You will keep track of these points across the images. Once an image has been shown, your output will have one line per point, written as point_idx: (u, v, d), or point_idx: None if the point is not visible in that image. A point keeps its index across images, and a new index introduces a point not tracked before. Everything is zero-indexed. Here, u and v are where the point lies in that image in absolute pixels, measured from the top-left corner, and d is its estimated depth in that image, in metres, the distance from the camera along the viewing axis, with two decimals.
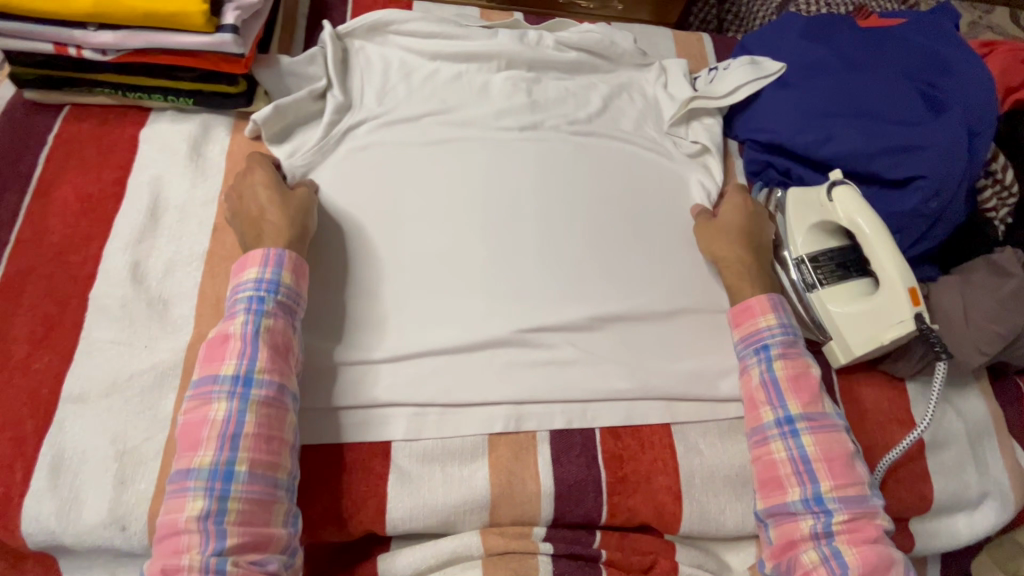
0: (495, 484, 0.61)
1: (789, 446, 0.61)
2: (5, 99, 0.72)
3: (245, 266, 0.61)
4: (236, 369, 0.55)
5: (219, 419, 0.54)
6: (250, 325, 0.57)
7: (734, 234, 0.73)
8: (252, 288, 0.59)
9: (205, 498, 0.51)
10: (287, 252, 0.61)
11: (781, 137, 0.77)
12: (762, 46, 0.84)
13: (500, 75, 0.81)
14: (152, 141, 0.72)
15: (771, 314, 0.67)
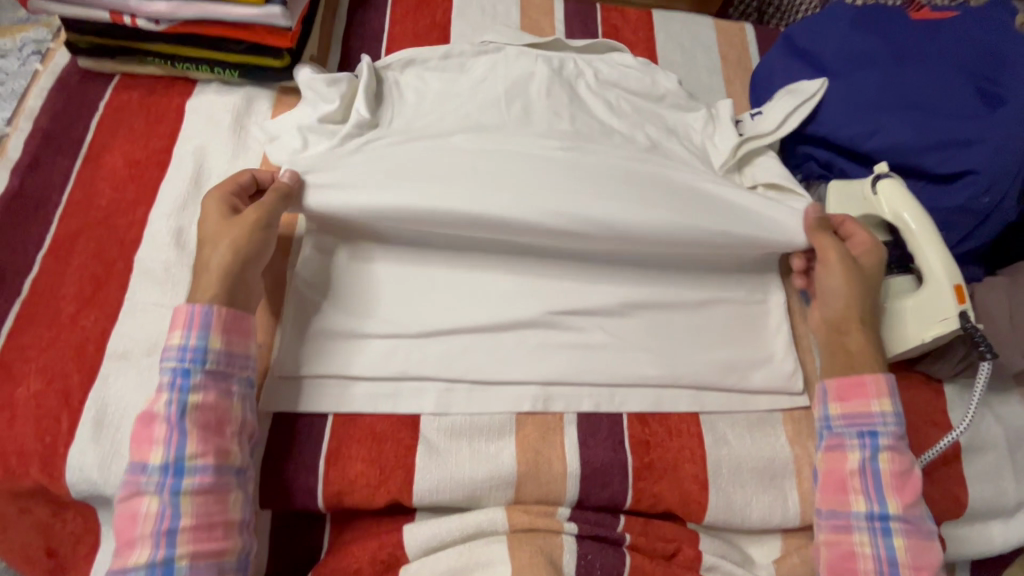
0: (522, 462, 0.61)
1: (878, 544, 0.58)
2: (60, 66, 0.75)
3: (179, 320, 0.55)
4: (163, 459, 0.52)
5: (152, 513, 0.51)
6: (174, 406, 0.53)
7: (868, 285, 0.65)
8: (175, 362, 0.54)
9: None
10: (213, 308, 0.55)
11: (825, 130, 0.77)
12: (808, 38, 0.83)
13: (541, 98, 0.75)
14: (199, 112, 0.74)
15: (887, 398, 0.61)
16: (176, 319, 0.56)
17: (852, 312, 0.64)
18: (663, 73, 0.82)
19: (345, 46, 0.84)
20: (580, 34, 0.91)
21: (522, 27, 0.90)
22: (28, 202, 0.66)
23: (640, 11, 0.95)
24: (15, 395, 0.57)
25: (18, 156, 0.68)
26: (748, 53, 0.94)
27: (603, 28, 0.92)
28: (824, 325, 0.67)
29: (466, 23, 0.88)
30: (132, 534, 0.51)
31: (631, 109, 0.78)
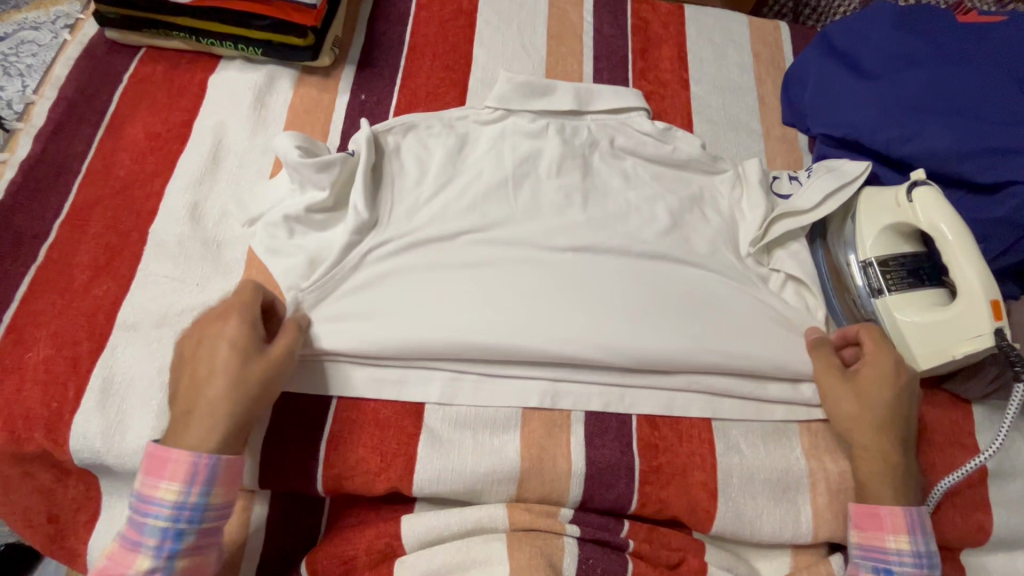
0: (526, 458, 0.60)
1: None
2: (88, 36, 0.75)
3: (166, 465, 0.50)
4: None
5: None
6: (161, 573, 0.49)
7: (882, 412, 0.61)
8: (166, 521, 0.49)
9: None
10: (223, 460, 0.51)
11: (860, 134, 0.74)
12: (847, 38, 0.80)
13: (552, 178, 0.72)
14: (221, 88, 0.74)
15: (904, 537, 0.57)
16: (160, 464, 0.50)
17: (857, 441, 0.61)
18: (683, 135, 0.78)
19: (370, 27, 0.83)
20: (609, 25, 0.89)
21: (549, 16, 0.88)
22: (48, 169, 0.66)
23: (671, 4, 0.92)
24: (24, 360, 0.57)
25: (42, 123, 0.69)
26: (782, 51, 0.91)
27: (632, 20, 0.90)
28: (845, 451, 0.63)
29: (492, 9, 0.86)
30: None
31: (649, 178, 0.76)
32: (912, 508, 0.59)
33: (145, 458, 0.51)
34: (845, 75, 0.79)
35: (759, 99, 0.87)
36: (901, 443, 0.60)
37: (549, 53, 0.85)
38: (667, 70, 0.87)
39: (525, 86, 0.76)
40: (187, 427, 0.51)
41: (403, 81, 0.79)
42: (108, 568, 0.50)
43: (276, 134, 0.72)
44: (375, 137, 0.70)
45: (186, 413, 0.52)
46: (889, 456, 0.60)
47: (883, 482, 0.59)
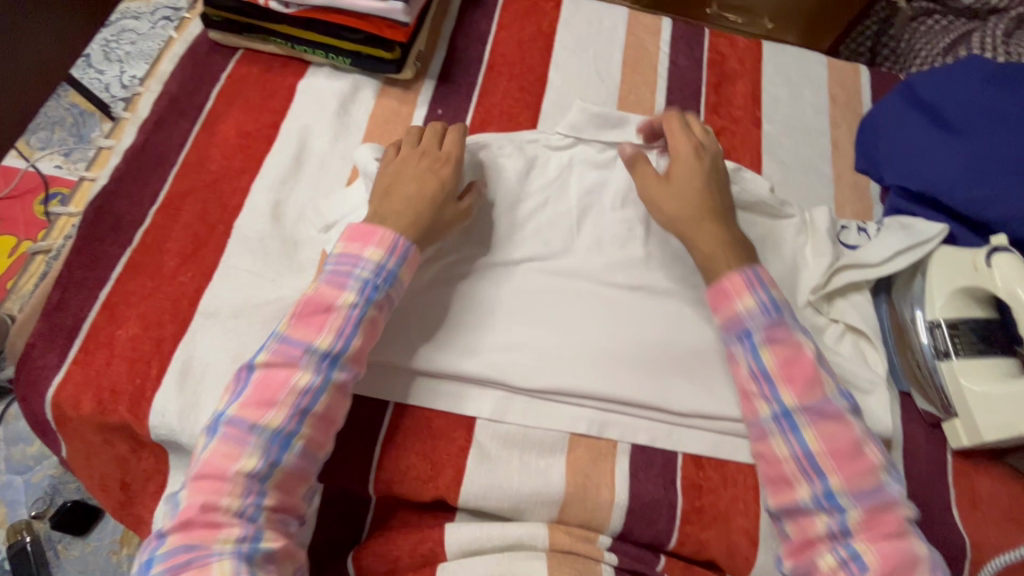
0: (571, 483, 0.61)
1: (793, 443, 0.56)
2: (192, 35, 0.80)
3: (373, 237, 0.59)
4: (330, 346, 0.54)
5: (299, 388, 0.53)
6: (359, 309, 0.56)
7: (704, 204, 0.66)
8: (369, 275, 0.57)
9: (261, 456, 0.51)
10: (413, 248, 0.60)
11: (938, 189, 0.72)
12: (934, 91, 0.78)
13: (615, 210, 0.72)
14: (308, 93, 0.77)
15: (748, 296, 0.60)
16: (365, 234, 0.59)
17: (696, 229, 0.65)
18: (752, 176, 0.78)
19: (451, 42, 0.86)
20: (684, 57, 0.89)
21: (625, 44, 0.89)
22: (148, 159, 0.71)
23: (749, 40, 0.92)
24: (115, 336, 0.61)
25: (146, 115, 0.74)
26: (860, 96, 0.90)
27: (708, 53, 0.90)
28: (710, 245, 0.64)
29: (570, 34, 0.88)
30: (273, 392, 0.53)
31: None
32: (748, 267, 0.62)
33: (348, 232, 0.60)
34: (927, 127, 0.77)
35: (832, 142, 0.86)
36: (725, 220, 0.66)
37: (623, 81, 0.86)
38: (740, 106, 0.86)
39: (601, 116, 0.75)
40: (384, 217, 0.61)
41: (479, 99, 0.81)
42: (315, 297, 0.56)
43: (356, 141, 0.76)
44: None
45: (387, 211, 0.62)
46: (732, 238, 0.65)
47: (720, 251, 0.63)
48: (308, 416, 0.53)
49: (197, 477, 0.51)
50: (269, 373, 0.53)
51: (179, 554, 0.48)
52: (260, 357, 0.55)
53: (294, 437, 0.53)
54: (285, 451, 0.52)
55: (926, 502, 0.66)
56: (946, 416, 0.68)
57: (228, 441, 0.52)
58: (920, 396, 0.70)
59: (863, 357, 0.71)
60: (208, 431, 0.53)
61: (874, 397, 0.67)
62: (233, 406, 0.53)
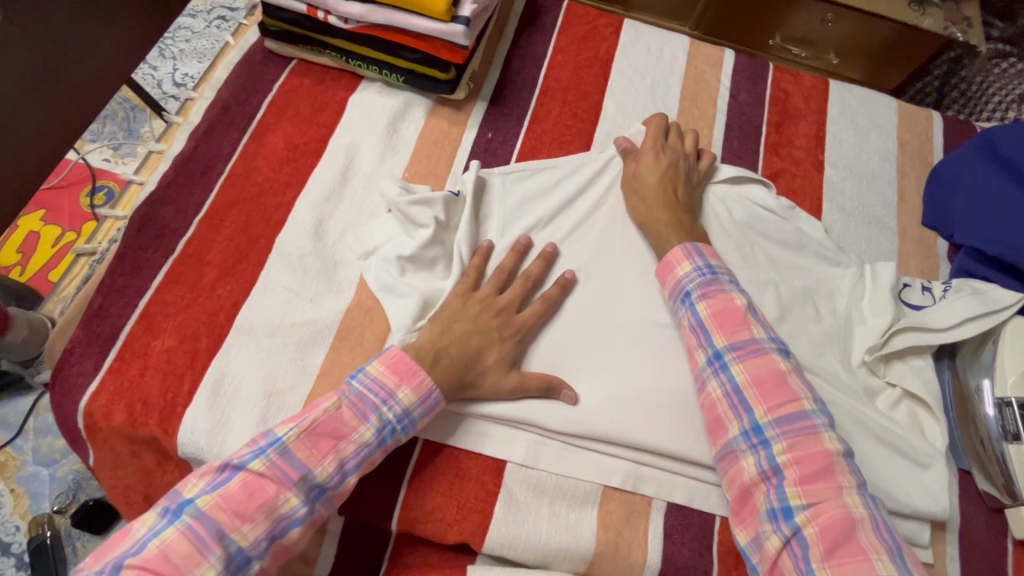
0: (601, 540, 0.58)
1: (723, 382, 0.57)
2: (249, 43, 0.80)
3: (413, 376, 0.56)
4: (325, 481, 0.52)
5: (282, 513, 0.49)
6: (365, 452, 0.54)
7: (668, 193, 0.69)
8: (393, 418, 0.55)
9: (219, 572, 0.46)
10: (441, 403, 0.57)
11: (1015, 255, 0.68)
12: (1013, 144, 0.73)
13: None
14: (359, 108, 0.76)
15: (684, 260, 0.63)
16: (405, 369, 0.56)
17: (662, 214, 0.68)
18: (806, 217, 0.75)
19: (506, 64, 0.84)
20: (746, 92, 0.85)
21: (685, 74, 0.86)
22: (196, 167, 0.71)
23: (815, 78, 0.88)
24: (150, 347, 0.61)
25: (198, 122, 0.74)
26: (931, 145, 0.85)
27: (772, 89, 0.86)
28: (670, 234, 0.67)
29: (629, 61, 0.85)
30: (255, 507, 0.48)
31: (766, 263, 0.71)
32: (690, 241, 0.65)
33: (392, 358, 0.57)
34: (1005, 185, 0.72)
35: (899, 192, 0.81)
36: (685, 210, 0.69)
37: (680, 113, 0.83)
38: (802, 148, 0.82)
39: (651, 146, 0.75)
40: (437, 355, 0.58)
41: (530, 123, 0.79)
42: (334, 420, 0.53)
43: (403, 161, 0.74)
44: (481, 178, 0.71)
45: (445, 349, 0.58)
46: (691, 227, 0.68)
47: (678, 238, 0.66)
48: (275, 543, 0.50)
49: (139, 568, 0.45)
50: (256, 482, 0.49)
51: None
52: (253, 459, 0.50)
53: (255, 559, 0.49)
54: (238, 572, 0.48)
55: None
56: (1011, 502, 0.62)
57: (186, 541, 0.46)
58: (982, 475, 0.65)
59: (920, 427, 0.66)
60: (165, 517, 0.47)
61: (934, 475, 0.62)
62: (206, 501, 0.48)
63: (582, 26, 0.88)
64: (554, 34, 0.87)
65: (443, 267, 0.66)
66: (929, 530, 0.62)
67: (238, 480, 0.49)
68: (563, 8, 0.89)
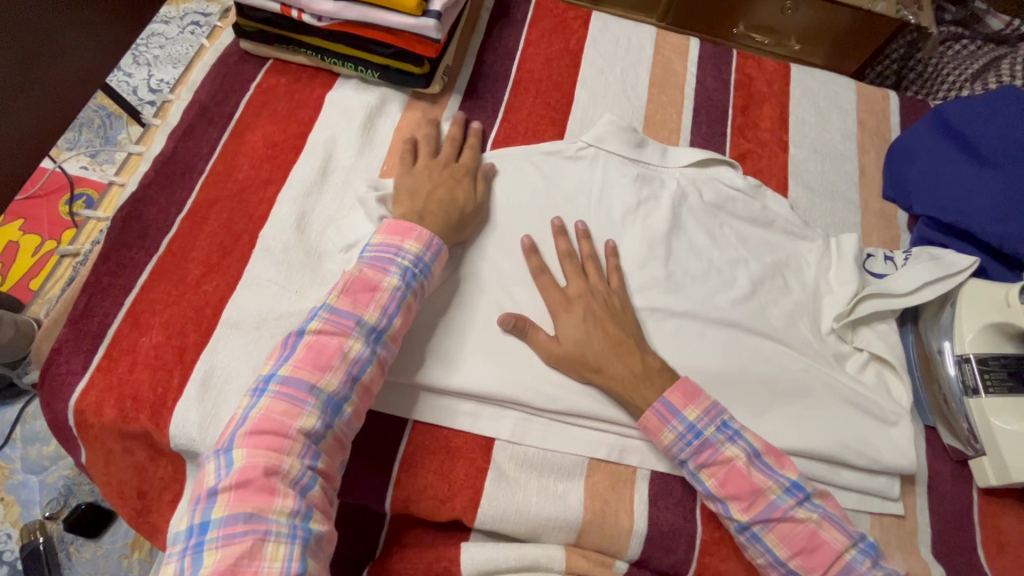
0: (589, 509, 0.60)
1: (762, 552, 0.57)
2: (224, 45, 0.81)
3: (411, 230, 0.63)
4: (377, 323, 0.58)
5: (352, 356, 0.56)
6: (400, 294, 0.59)
7: (595, 330, 0.63)
8: (410, 264, 0.61)
9: (320, 417, 0.53)
10: (445, 248, 0.64)
11: (970, 222, 0.71)
12: (964, 119, 0.77)
13: (638, 231, 0.72)
14: (336, 105, 0.78)
15: (666, 430, 0.59)
16: (403, 227, 0.63)
17: (597, 356, 0.62)
18: (772, 195, 0.78)
19: (478, 58, 0.86)
20: (711, 78, 0.89)
21: (653, 63, 0.89)
22: (176, 167, 0.72)
23: (777, 63, 0.92)
24: (138, 344, 0.62)
25: (176, 123, 0.75)
26: (889, 123, 0.89)
27: (736, 75, 0.89)
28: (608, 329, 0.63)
29: (598, 52, 0.88)
30: (327, 358, 0.55)
31: (736, 240, 0.74)
32: (657, 395, 0.60)
33: (388, 223, 0.63)
34: (956, 157, 0.76)
35: (860, 169, 0.85)
36: (621, 339, 0.63)
37: (649, 100, 0.86)
38: (767, 129, 0.86)
39: (624, 132, 0.77)
40: (421, 215, 0.65)
41: (505, 115, 0.82)
42: (360, 278, 0.59)
43: (382, 154, 0.76)
44: None
45: (424, 210, 0.66)
46: (630, 353, 0.62)
47: (622, 373, 0.61)
48: (358, 385, 0.56)
49: (251, 436, 0.50)
50: (319, 341, 0.55)
51: (238, 519, 0.47)
52: (309, 325, 0.56)
53: (345, 403, 0.55)
54: (337, 416, 0.54)
55: (952, 542, 0.64)
56: (973, 454, 0.66)
57: (282, 402, 0.52)
58: (946, 430, 0.68)
59: (887, 388, 0.69)
60: (255, 394, 0.53)
61: (900, 432, 0.65)
62: (285, 368, 0.54)
63: (551, 19, 0.90)
64: (525, 27, 0.89)
65: None
66: (899, 484, 0.65)
67: (304, 341, 0.55)
68: (532, 3, 0.92)
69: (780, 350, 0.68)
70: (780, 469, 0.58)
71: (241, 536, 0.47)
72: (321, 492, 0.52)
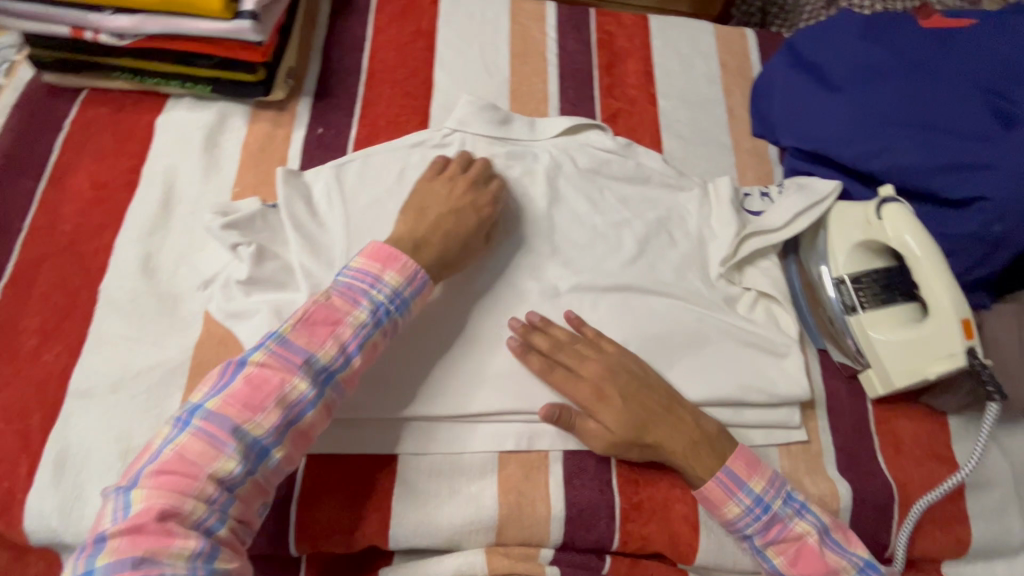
0: (504, 505, 0.59)
1: None
2: (25, 81, 0.72)
3: (395, 261, 0.58)
4: (329, 361, 0.53)
5: (294, 398, 0.51)
6: (362, 332, 0.55)
7: (639, 409, 0.59)
8: (384, 299, 0.56)
9: (240, 462, 0.48)
10: (428, 285, 0.60)
11: (828, 147, 0.73)
12: (814, 48, 0.79)
13: (516, 211, 0.70)
14: (170, 129, 0.71)
15: (733, 504, 0.58)
16: (386, 255, 0.58)
17: (655, 432, 0.59)
18: (644, 151, 0.78)
19: (324, 55, 0.80)
20: (572, 40, 0.87)
21: (511, 33, 0.86)
22: None
23: (635, 15, 0.91)
24: None
25: None
26: (749, 61, 0.90)
27: (596, 34, 0.88)
28: (637, 412, 0.59)
29: (452, 30, 0.84)
30: (265, 396, 0.50)
31: (616, 202, 0.73)
32: (720, 464, 0.58)
33: (370, 249, 0.59)
34: (810, 86, 0.78)
35: (728, 110, 0.86)
36: (669, 404, 0.60)
37: (513, 72, 0.83)
38: (634, 85, 0.85)
39: (486, 111, 0.75)
40: (417, 240, 0.61)
41: (362, 110, 0.77)
42: (323, 307, 0.55)
43: (230, 176, 0.70)
44: (295, 180, 0.68)
45: (421, 239, 0.61)
46: (684, 421, 0.60)
47: (681, 444, 0.59)
48: (293, 429, 0.51)
49: (158, 474, 0.46)
50: (261, 374, 0.51)
51: (125, 566, 0.43)
52: (252, 356, 0.52)
53: (274, 447, 0.50)
54: (263, 460, 0.49)
55: (854, 454, 0.67)
56: (861, 367, 0.69)
57: (201, 440, 0.48)
58: (837, 350, 0.71)
59: (777, 321, 0.71)
60: (178, 425, 0.49)
61: (791, 360, 0.67)
62: (214, 403, 0.49)
63: (398, 2, 0.85)
64: (370, 14, 0.84)
65: (291, 280, 0.63)
66: (799, 411, 0.67)
67: (250, 369, 0.51)
68: None
69: (673, 305, 0.68)
70: (849, 545, 0.59)
71: None
72: (229, 538, 0.47)
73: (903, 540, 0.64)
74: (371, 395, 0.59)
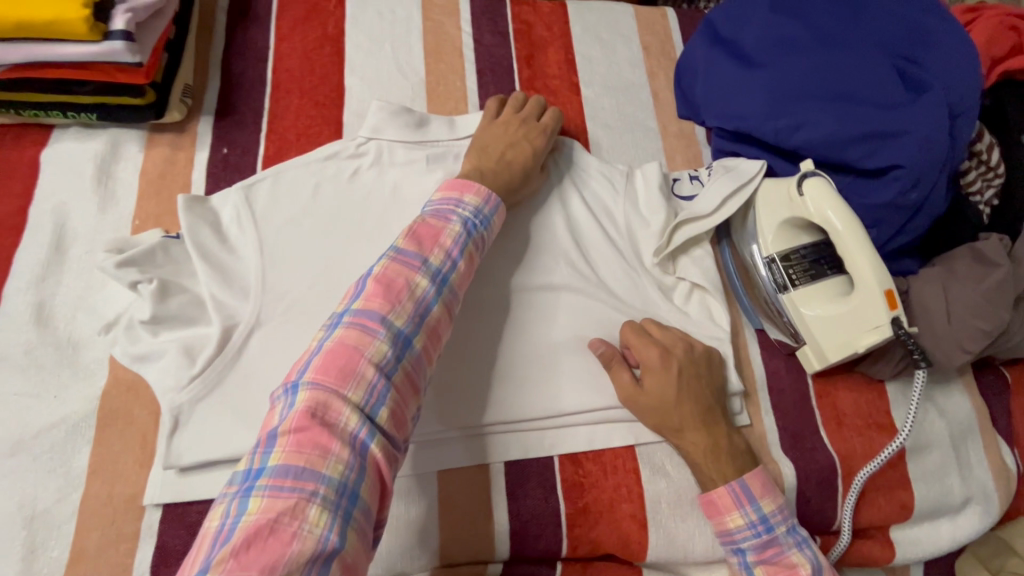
0: (445, 527, 0.58)
1: None
2: None
3: (469, 187, 0.62)
4: (440, 265, 0.55)
5: (420, 295, 0.52)
6: (461, 241, 0.57)
7: (686, 392, 0.60)
8: (469, 216, 0.60)
9: (390, 347, 0.48)
10: (501, 207, 0.63)
11: (750, 124, 0.71)
12: (728, 23, 0.77)
13: None
14: (58, 163, 0.66)
15: (739, 516, 0.57)
16: (460, 184, 0.62)
17: (679, 419, 0.59)
18: (564, 143, 0.76)
19: (224, 69, 0.76)
20: (488, 33, 0.84)
21: (424, 30, 0.82)
22: None
23: (552, 2, 0.88)
24: None
25: None
26: (672, 42, 0.89)
27: (513, 24, 0.85)
28: (688, 404, 0.60)
29: (360, 31, 0.80)
30: (397, 292, 0.51)
31: (544, 198, 0.72)
32: (735, 475, 0.59)
33: (447, 183, 0.62)
34: (727, 61, 0.75)
35: (653, 93, 0.84)
36: (714, 402, 0.62)
37: (428, 72, 0.80)
38: (555, 74, 0.83)
39: (398, 114, 0.71)
40: (482, 173, 0.65)
41: (270, 124, 0.72)
42: (424, 224, 0.57)
43: (128, 207, 0.66)
44: (200, 204, 0.63)
45: (484, 169, 0.66)
46: (718, 430, 0.60)
47: (704, 442, 0.60)
48: (426, 323, 0.52)
49: (320, 368, 0.46)
50: (386, 276, 0.52)
51: (289, 472, 0.41)
52: (375, 265, 0.53)
53: (413, 339, 0.51)
54: (406, 352, 0.50)
55: (798, 432, 0.67)
56: (797, 344, 0.69)
57: (354, 332, 0.48)
58: (773, 327, 0.71)
59: (710, 312, 0.70)
60: (329, 326, 0.49)
61: (723, 352, 0.66)
62: (357, 304, 0.50)
63: (301, 6, 0.81)
64: (271, 21, 0.79)
65: (202, 313, 0.60)
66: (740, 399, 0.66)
67: (377, 271, 0.52)
68: None
69: (608, 301, 0.67)
70: None
71: (287, 491, 0.40)
72: (381, 449, 0.46)
73: (848, 514, 0.64)
74: (441, 409, 0.60)
